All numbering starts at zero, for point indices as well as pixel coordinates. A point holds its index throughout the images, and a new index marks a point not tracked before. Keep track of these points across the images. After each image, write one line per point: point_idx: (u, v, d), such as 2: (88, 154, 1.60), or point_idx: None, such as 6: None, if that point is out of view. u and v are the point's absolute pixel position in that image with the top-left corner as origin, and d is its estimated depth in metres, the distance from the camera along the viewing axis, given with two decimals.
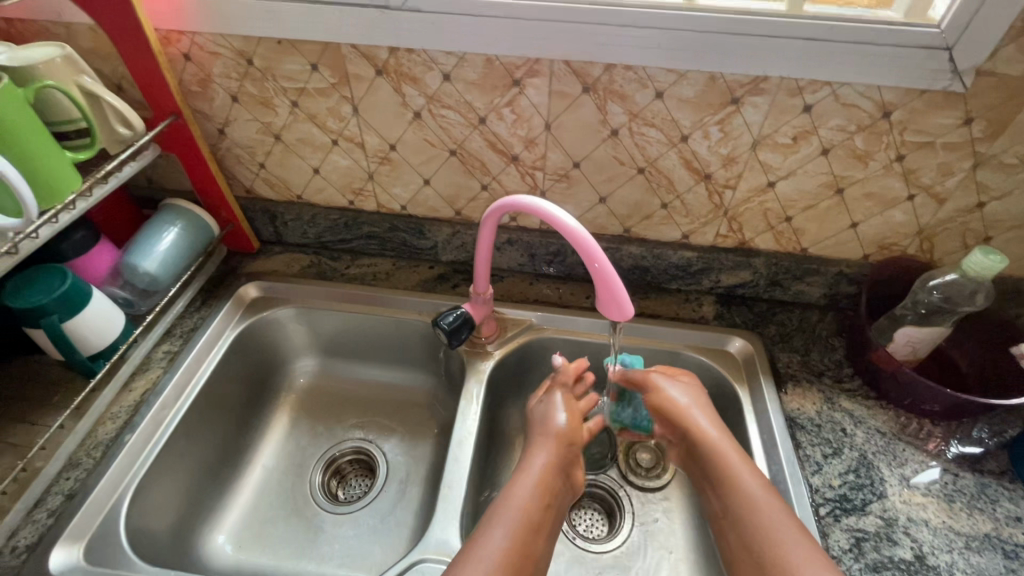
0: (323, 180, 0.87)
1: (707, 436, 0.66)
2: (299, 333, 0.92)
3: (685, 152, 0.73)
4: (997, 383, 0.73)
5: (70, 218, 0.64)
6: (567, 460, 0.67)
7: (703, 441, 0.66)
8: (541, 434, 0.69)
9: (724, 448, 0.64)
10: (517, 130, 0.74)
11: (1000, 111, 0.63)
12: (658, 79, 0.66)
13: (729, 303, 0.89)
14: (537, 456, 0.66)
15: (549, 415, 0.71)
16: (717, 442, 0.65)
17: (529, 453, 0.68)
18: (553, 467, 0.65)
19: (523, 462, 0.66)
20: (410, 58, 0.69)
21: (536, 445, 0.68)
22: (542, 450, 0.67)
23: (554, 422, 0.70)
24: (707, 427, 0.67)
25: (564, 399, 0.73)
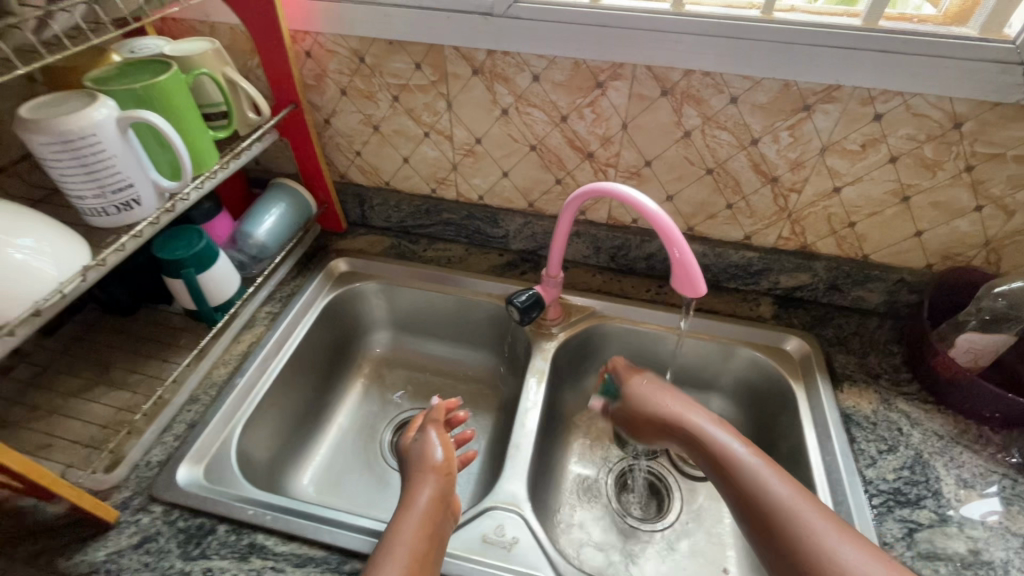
0: (410, 169, 0.96)
1: (701, 427, 0.71)
2: (378, 307, 1.01)
3: (754, 156, 0.78)
4: None
5: (214, 184, 0.74)
6: (450, 496, 0.62)
7: (700, 431, 0.70)
8: (418, 468, 0.64)
9: (723, 434, 0.69)
10: (596, 128, 0.81)
11: None
12: (733, 85, 0.72)
13: (787, 305, 0.92)
14: (421, 493, 0.61)
15: (422, 456, 0.65)
16: (714, 431, 0.69)
17: (409, 491, 0.62)
18: (439, 504, 0.61)
19: (404, 499, 0.61)
20: (505, 59, 0.77)
21: (416, 480, 0.63)
22: (427, 483, 0.62)
23: (430, 456, 0.65)
24: (701, 419, 0.72)
25: (440, 436, 0.68)
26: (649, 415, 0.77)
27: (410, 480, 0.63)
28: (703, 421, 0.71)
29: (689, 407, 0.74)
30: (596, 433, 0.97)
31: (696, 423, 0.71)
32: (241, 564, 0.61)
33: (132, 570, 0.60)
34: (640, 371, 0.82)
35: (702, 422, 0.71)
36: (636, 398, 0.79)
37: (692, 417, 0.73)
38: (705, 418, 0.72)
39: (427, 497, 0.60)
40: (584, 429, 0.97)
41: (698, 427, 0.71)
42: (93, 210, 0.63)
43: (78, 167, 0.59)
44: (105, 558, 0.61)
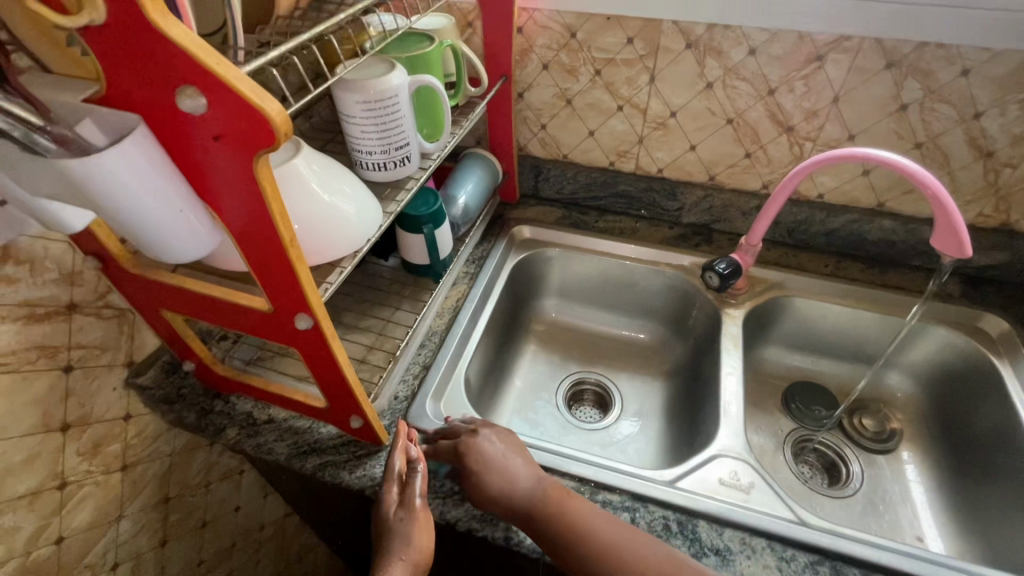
0: (593, 142, 1.01)
1: (518, 484, 0.62)
2: (552, 275, 1.07)
3: (974, 130, 0.78)
4: None
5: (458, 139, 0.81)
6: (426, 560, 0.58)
7: (506, 491, 0.62)
8: (394, 549, 0.57)
9: (543, 490, 0.62)
10: (803, 102, 0.83)
11: None
12: (968, 57, 0.72)
13: (978, 284, 0.92)
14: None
15: (394, 542, 0.57)
16: (528, 483, 0.62)
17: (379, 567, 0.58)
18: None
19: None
20: (725, 33, 0.80)
21: (383, 554, 0.58)
22: (398, 563, 0.56)
23: (402, 531, 0.58)
24: (518, 470, 0.64)
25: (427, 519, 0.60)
26: (484, 488, 0.62)
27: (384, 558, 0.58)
28: (514, 472, 0.63)
29: (512, 456, 0.65)
30: (766, 404, 0.99)
31: (508, 476, 0.63)
32: None
33: None
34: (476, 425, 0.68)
35: (518, 476, 0.63)
36: (470, 458, 0.64)
37: (490, 484, 0.62)
38: (517, 471, 0.63)
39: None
40: (753, 399, 0.99)
41: (505, 490, 0.62)
42: (375, 164, 0.69)
43: (376, 126, 0.66)
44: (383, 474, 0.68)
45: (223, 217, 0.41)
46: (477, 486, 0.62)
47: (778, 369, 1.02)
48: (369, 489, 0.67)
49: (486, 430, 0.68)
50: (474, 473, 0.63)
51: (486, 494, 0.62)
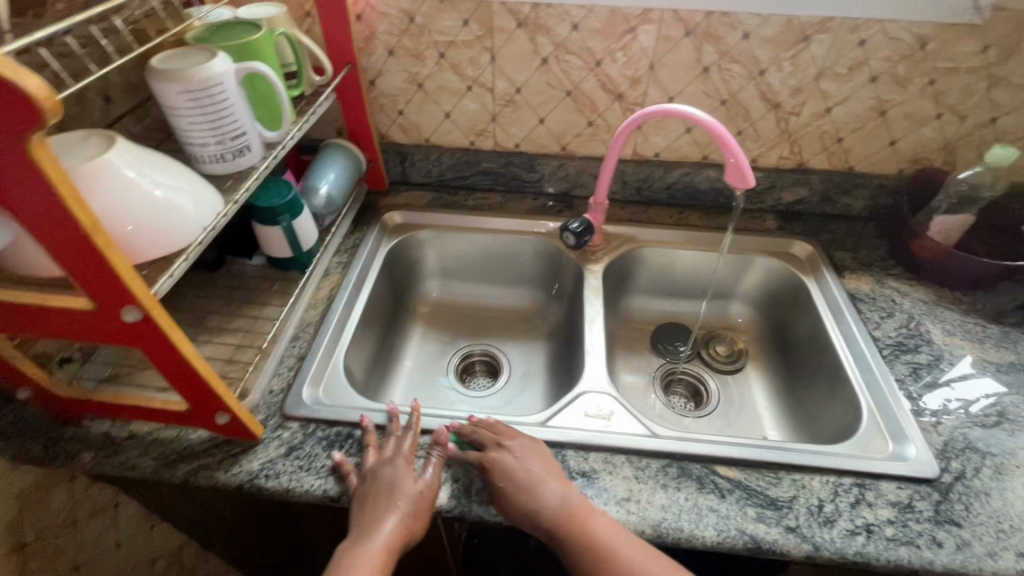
0: (451, 124, 1.05)
1: (554, 507, 0.62)
2: (430, 256, 1.10)
3: (762, 85, 0.92)
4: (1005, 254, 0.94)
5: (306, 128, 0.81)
6: (424, 518, 0.62)
7: (535, 508, 0.61)
8: (397, 497, 0.62)
9: (574, 510, 0.61)
10: (626, 70, 0.93)
11: (1010, 39, 0.82)
12: (746, 23, 0.85)
13: (789, 218, 1.08)
14: (384, 524, 0.61)
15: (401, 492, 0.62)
16: (559, 506, 0.62)
17: (372, 515, 0.61)
18: (410, 526, 0.61)
19: (367, 523, 0.61)
20: (549, 11, 0.87)
21: (379, 501, 0.62)
22: (392, 508, 0.61)
23: (408, 491, 0.63)
24: (552, 493, 0.63)
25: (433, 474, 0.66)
26: (512, 503, 0.62)
27: (385, 505, 0.62)
28: (545, 490, 0.63)
29: (542, 475, 0.64)
30: (636, 347, 1.10)
31: (535, 493, 0.62)
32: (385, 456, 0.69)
33: (290, 473, 0.66)
34: (500, 441, 0.68)
35: (552, 498, 0.62)
36: (497, 474, 0.64)
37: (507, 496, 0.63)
38: (548, 489, 0.63)
39: (393, 523, 0.61)
40: (627, 345, 1.10)
41: (527, 503, 0.62)
42: (212, 156, 0.68)
43: (204, 116, 0.65)
44: (261, 467, 0.67)
45: (7, 206, 0.39)
46: (502, 497, 0.63)
47: (644, 315, 1.13)
48: (246, 484, 0.65)
49: (510, 443, 0.68)
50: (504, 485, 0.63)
51: (512, 509, 0.62)
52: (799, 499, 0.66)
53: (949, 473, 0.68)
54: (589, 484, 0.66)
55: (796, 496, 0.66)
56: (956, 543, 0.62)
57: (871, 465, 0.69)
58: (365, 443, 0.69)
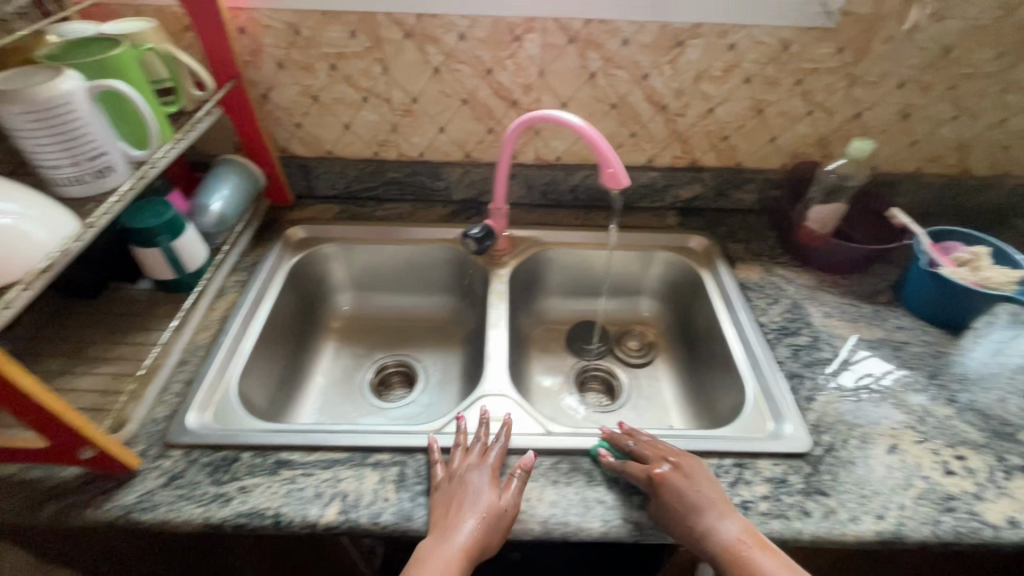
0: (352, 135, 1.04)
1: (717, 534, 0.61)
2: (339, 269, 1.09)
3: (647, 88, 0.96)
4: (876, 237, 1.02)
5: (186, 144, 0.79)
6: (501, 527, 0.62)
7: (703, 533, 0.61)
8: (467, 502, 0.63)
9: (733, 539, 0.60)
10: (517, 78, 0.95)
11: (861, 40, 0.89)
12: (623, 30, 0.89)
13: (688, 214, 1.12)
14: (463, 525, 0.61)
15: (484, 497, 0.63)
16: (726, 534, 0.60)
17: (451, 517, 0.62)
18: (483, 532, 0.61)
19: (445, 525, 0.62)
20: (434, 21, 0.88)
21: (460, 505, 0.63)
22: (472, 512, 0.62)
23: (487, 498, 0.63)
24: (721, 522, 0.61)
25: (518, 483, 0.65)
26: (683, 524, 0.62)
27: (457, 508, 0.63)
28: (719, 519, 0.61)
29: (709, 502, 0.63)
30: (553, 346, 1.12)
31: (705, 515, 0.62)
32: (273, 476, 0.68)
33: (169, 503, 0.64)
34: (664, 457, 0.68)
35: (721, 525, 0.61)
36: (665, 488, 0.64)
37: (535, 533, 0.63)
38: (715, 518, 0.62)
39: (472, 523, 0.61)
40: (543, 345, 1.12)
41: (697, 526, 0.61)
42: (68, 178, 0.65)
43: (52, 136, 0.62)
44: (137, 500, 0.64)
45: None
46: (670, 513, 0.63)
47: (559, 316, 1.15)
48: (120, 519, 0.62)
49: (666, 462, 0.67)
50: (675, 505, 0.63)
51: (703, 527, 0.61)
52: None
53: (820, 446, 0.73)
54: None
55: None
56: (822, 512, 0.66)
57: (749, 445, 0.73)
58: (452, 452, 0.70)
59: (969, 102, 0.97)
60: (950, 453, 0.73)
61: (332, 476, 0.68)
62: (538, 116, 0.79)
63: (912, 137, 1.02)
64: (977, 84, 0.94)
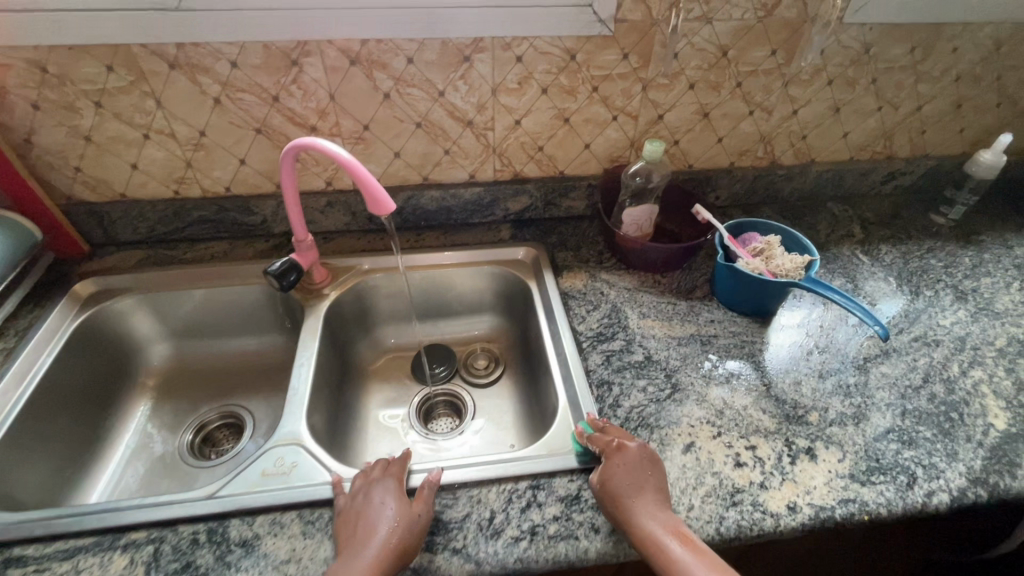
0: (143, 175, 0.96)
1: (643, 521, 0.61)
2: (146, 321, 1.00)
3: (447, 105, 0.94)
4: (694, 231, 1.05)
5: None
6: (419, 531, 0.62)
7: (629, 519, 0.62)
8: (378, 521, 0.61)
9: (658, 530, 0.61)
10: (308, 103, 0.90)
11: (642, 46, 0.91)
12: (405, 48, 0.86)
13: (521, 225, 1.11)
14: (376, 534, 0.60)
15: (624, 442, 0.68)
16: (650, 527, 0.61)
17: (367, 529, 0.61)
18: (401, 546, 0.60)
19: (361, 537, 0.60)
20: (199, 50, 0.82)
21: (371, 518, 0.62)
22: (384, 521, 0.61)
23: (398, 509, 0.63)
24: (640, 512, 0.62)
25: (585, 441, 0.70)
26: (629, 501, 0.63)
27: (368, 530, 0.61)
28: (654, 504, 0.63)
29: (650, 484, 0.65)
30: (397, 376, 1.07)
31: (648, 497, 0.64)
32: None
33: None
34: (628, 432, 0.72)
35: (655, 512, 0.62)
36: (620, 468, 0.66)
37: (642, 496, 0.64)
38: (651, 509, 0.63)
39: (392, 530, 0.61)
40: (387, 375, 1.07)
41: (625, 511, 0.62)
42: None
43: None
44: None
45: None
46: (622, 492, 0.64)
47: (403, 343, 1.10)
48: None
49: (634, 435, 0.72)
50: (621, 481, 0.65)
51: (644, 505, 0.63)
52: (471, 516, 0.66)
53: None
54: (246, 554, 0.61)
55: (469, 512, 0.66)
56: (612, 525, 0.64)
57: (546, 464, 0.71)
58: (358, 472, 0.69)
59: (759, 97, 1.01)
60: (743, 443, 0.73)
61: (70, 568, 0.60)
62: (301, 143, 0.74)
63: (716, 133, 1.06)
64: (762, 81, 0.99)
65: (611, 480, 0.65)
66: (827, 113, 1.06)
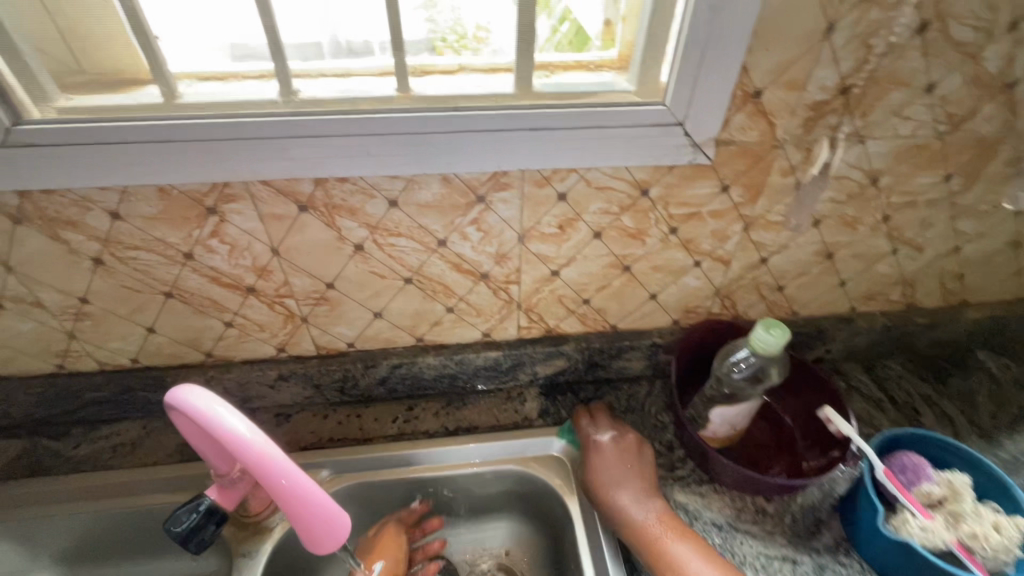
0: (6, 350, 0.65)
1: (628, 514, 0.63)
2: (10, 552, 0.68)
3: (449, 257, 0.62)
4: (808, 420, 0.72)
5: None
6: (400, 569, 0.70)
7: (612, 511, 0.64)
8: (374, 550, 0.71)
9: (641, 517, 0.63)
10: (238, 261, 0.60)
11: (752, 176, 0.59)
12: (384, 188, 0.55)
13: (554, 393, 0.79)
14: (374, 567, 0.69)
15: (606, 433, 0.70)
16: (634, 517, 0.63)
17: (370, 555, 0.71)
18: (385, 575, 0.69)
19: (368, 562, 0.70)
20: (56, 199, 0.52)
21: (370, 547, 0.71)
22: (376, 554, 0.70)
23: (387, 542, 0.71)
24: (623, 499, 0.64)
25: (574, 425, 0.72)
26: (608, 492, 0.65)
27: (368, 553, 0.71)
28: (636, 492, 0.65)
29: (633, 472, 0.66)
30: None
31: (629, 485, 0.65)
32: None
33: None
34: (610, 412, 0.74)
35: (636, 501, 0.64)
36: (602, 460, 0.67)
37: (627, 485, 0.65)
38: (634, 500, 0.64)
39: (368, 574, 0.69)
40: None
41: (610, 498, 0.65)
42: None
43: None
44: None
45: None
46: (607, 483, 0.66)
47: None
48: None
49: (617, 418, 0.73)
50: (604, 474, 0.66)
51: (625, 491, 0.65)
52: None
53: None
54: None
55: None
56: None
57: None
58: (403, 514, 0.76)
59: (910, 234, 0.69)
60: None
61: None
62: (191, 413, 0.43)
63: (839, 277, 0.73)
64: (920, 214, 0.66)
65: (596, 469, 0.67)
66: (1002, 249, 0.73)
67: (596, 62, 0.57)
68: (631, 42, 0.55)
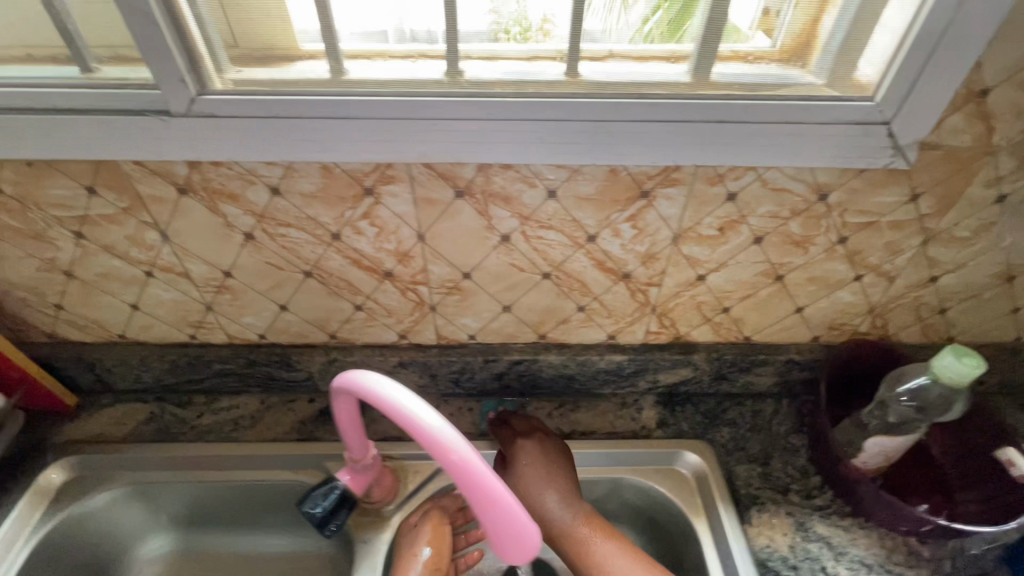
0: (147, 316, 0.67)
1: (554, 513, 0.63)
2: (136, 512, 0.70)
3: (595, 254, 0.59)
4: (967, 459, 0.66)
5: None
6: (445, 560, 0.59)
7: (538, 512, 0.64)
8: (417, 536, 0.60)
9: (567, 518, 0.63)
10: (383, 244, 0.58)
11: (949, 185, 0.53)
12: (547, 177, 0.52)
13: (672, 404, 0.75)
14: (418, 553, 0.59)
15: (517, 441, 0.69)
16: (560, 516, 0.63)
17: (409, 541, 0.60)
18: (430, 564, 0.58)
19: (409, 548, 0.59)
20: (222, 171, 0.52)
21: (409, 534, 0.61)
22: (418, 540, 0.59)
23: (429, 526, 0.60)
24: (551, 500, 0.64)
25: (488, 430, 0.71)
26: (530, 493, 0.64)
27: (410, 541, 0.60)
28: (560, 494, 0.64)
29: (553, 474, 0.65)
30: None
31: (551, 488, 0.64)
32: None
33: None
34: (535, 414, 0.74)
35: (562, 502, 0.64)
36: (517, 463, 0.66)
37: (553, 486, 0.64)
38: (560, 499, 0.64)
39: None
40: None
41: (535, 504, 0.64)
42: None
43: None
44: None
45: None
46: (533, 484, 0.65)
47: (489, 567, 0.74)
48: None
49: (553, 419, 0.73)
50: (525, 477, 0.65)
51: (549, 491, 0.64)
52: None
53: None
54: None
55: None
56: None
57: None
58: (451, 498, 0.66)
59: None
60: None
61: None
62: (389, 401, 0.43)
63: (1015, 303, 0.65)
64: None
65: (518, 470, 0.66)
66: None
67: (756, 54, 0.52)
68: (819, 33, 0.50)
